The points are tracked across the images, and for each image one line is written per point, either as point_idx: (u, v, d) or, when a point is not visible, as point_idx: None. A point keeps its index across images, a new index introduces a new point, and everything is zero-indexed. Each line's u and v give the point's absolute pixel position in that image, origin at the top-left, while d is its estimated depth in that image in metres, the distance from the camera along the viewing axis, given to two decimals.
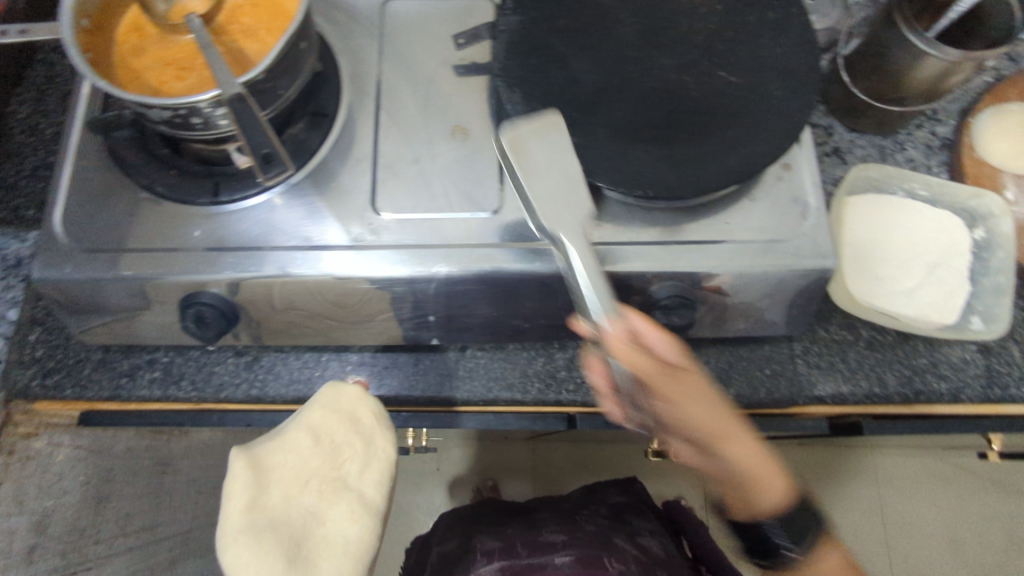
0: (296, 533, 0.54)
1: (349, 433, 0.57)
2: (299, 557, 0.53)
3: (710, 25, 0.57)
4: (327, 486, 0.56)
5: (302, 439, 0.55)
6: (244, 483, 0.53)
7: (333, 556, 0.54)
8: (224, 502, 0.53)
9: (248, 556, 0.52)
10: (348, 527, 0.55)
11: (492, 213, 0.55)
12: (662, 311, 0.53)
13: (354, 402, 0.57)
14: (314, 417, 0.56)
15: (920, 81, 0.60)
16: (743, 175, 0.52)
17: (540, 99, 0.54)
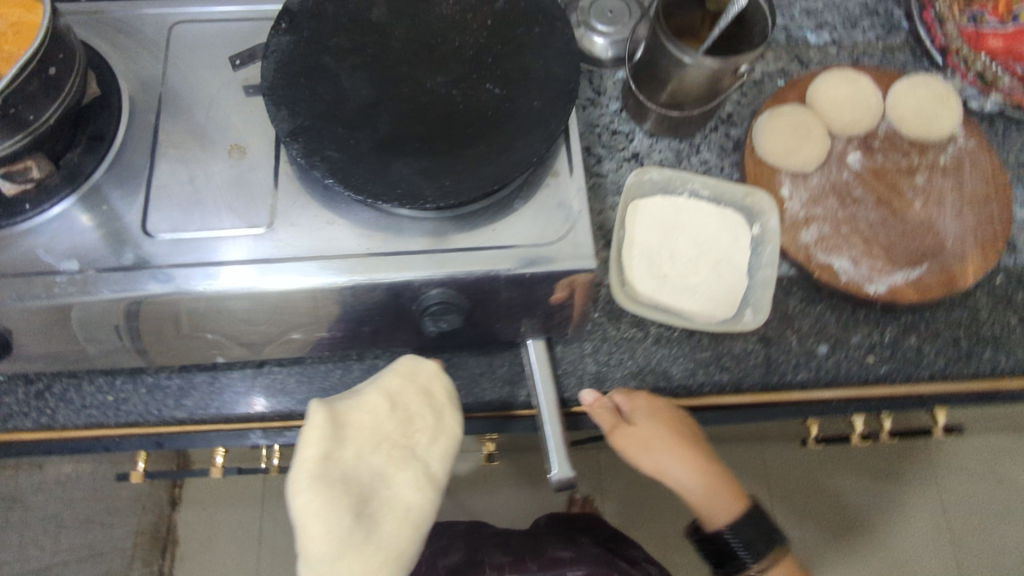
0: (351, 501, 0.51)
1: (422, 405, 0.57)
2: (365, 513, 0.51)
3: (481, 38, 0.58)
4: (396, 451, 0.54)
5: (378, 402, 0.55)
6: (319, 433, 0.52)
7: (399, 523, 0.52)
8: (298, 450, 0.51)
9: (317, 502, 0.49)
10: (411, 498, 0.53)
11: (264, 229, 0.56)
12: (432, 317, 0.56)
13: (429, 377, 0.59)
14: (379, 395, 0.55)
15: (694, 87, 0.63)
16: (497, 183, 0.53)
17: (307, 117, 0.54)
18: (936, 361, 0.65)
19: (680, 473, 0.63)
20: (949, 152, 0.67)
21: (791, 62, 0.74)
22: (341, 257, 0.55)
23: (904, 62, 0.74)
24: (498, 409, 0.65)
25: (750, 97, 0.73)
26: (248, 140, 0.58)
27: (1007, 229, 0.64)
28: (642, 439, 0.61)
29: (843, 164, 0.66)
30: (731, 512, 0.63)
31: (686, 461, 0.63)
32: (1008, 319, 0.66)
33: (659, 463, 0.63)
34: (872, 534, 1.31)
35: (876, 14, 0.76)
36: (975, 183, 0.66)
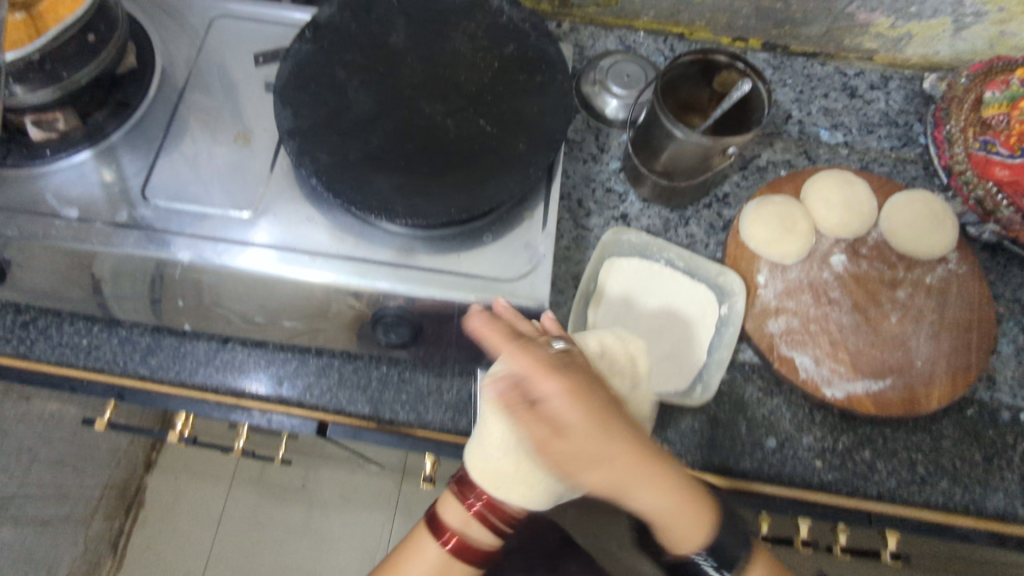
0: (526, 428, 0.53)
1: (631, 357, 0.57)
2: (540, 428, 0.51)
3: (485, 78, 0.62)
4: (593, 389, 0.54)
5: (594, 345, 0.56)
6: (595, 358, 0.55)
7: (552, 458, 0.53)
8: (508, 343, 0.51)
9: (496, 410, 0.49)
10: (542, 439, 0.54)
11: (249, 213, 0.59)
12: (381, 326, 0.59)
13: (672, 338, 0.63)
14: (606, 338, 0.57)
15: (685, 161, 0.65)
16: (465, 211, 0.56)
17: (308, 119, 0.58)
18: (888, 481, 0.62)
19: (683, 531, 0.47)
20: (937, 273, 0.66)
21: (798, 155, 0.75)
22: (311, 252, 0.58)
23: (915, 175, 0.75)
24: (437, 433, 0.65)
25: (751, 182, 0.74)
26: (256, 133, 0.63)
27: (984, 362, 0.62)
28: (573, 452, 0.44)
29: (825, 264, 0.66)
30: (703, 531, 0.48)
31: (609, 427, 0.45)
32: (971, 455, 0.63)
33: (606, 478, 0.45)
34: None
35: (895, 125, 0.77)
36: (957, 309, 0.64)
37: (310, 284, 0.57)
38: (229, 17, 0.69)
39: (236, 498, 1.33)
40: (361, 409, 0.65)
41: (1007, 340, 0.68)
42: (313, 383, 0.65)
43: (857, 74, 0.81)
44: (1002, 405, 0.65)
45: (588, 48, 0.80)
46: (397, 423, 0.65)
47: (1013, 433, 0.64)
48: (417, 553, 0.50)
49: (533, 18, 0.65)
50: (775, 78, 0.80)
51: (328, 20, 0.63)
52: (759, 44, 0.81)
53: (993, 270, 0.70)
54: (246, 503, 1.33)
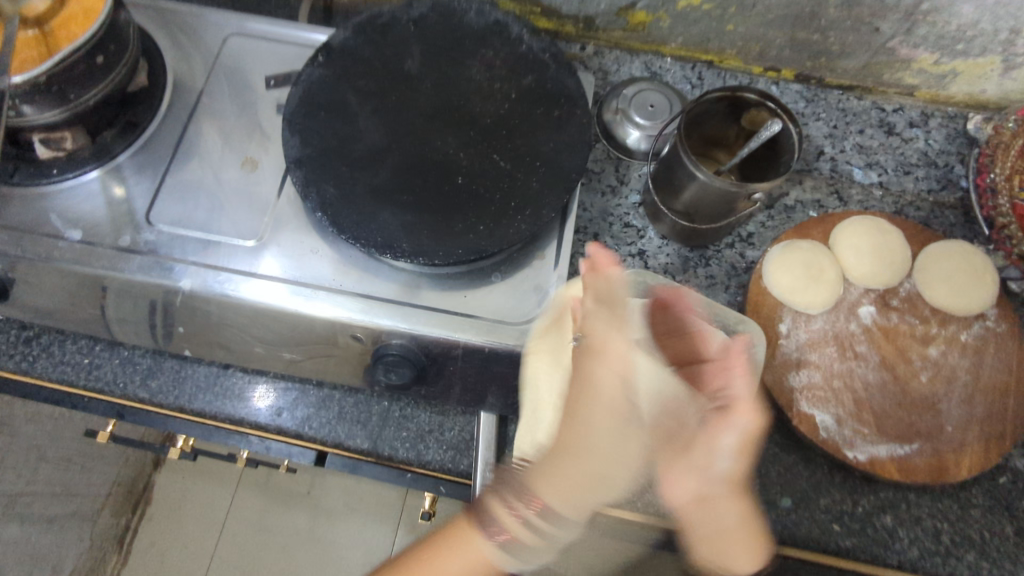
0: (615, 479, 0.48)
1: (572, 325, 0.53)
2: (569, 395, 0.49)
3: (502, 110, 0.60)
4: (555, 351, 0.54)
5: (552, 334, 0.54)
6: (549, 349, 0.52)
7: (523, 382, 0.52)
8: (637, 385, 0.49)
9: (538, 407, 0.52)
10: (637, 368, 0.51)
11: (254, 242, 0.58)
12: (382, 366, 0.54)
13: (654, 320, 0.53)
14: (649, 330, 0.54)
15: (708, 203, 0.62)
16: (472, 252, 0.53)
17: (317, 147, 0.57)
18: (909, 550, 0.58)
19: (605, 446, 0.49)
20: (973, 331, 0.61)
21: (829, 195, 0.72)
22: (313, 285, 0.56)
23: (953, 221, 0.71)
24: (437, 472, 0.63)
25: (777, 222, 0.71)
26: (264, 159, 0.62)
27: (1020, 430, 0.58)
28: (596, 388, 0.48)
29: (852, 315, 0.62)
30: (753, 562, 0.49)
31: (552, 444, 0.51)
32: (1002, 528, 0.59)
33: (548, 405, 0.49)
34: None
35: (934, 166, 0.74)
36: (994, 372, 0.60)
37: (310, 319, 0.55)
38: (242, 35, 0.68)
39: (242, 501, 1.31)
40: (359, 444, 0.63)
41: None
42: (313, 415, 0.64)
43: (895, 110, 0.77)
44: None
45: (612, 74, 0.77)
46: (396, 461, 0.63)
47: None
48: (446, 563, 0.47)
49: (553, 48, 0.63)
50: (807, 111, 0.76)
51: (343, 45, 0.62)
52: (793, 75, 0.78)
53: None
54: (251, 506, 1.31)
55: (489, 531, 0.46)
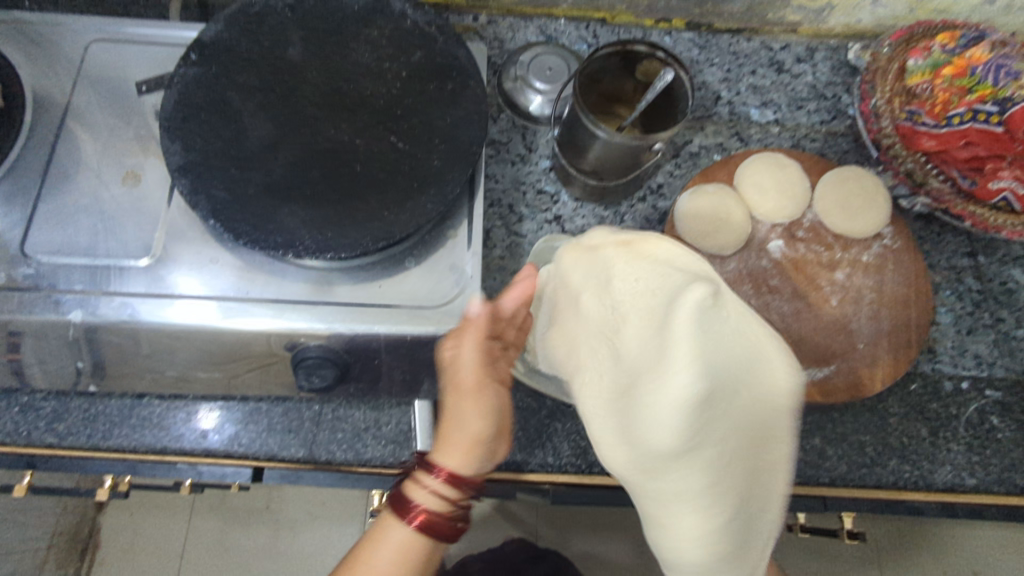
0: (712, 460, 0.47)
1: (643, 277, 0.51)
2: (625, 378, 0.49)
3: (394, 90, 0.58)
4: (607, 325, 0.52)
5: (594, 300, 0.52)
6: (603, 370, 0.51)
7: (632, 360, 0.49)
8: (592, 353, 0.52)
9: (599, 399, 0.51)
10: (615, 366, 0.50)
11: (147, 261, 0.54)
12: (302, 370, 0.53)
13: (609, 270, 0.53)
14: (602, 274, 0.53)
15: (613, 160, 0.62)
16: (379, 240, 0.52)
17: (200, 152, 0.53)
18: (838, 466, 0.61)
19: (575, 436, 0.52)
20: (873, 251, 0.65)
21: (730, 137, 0.74)
22: (216, 297, 0.53)
23: (846, 149, 0.74)
24: (378, 468, 0.62)
25: (684, 169, 0.72)
26: (147, 171, 0.59)
27: (923, 337, 0.62)
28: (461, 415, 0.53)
29: (763, 251, 0.64)
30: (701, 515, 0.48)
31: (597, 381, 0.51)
32: (918, 430, 0.63)
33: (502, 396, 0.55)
34: (921, 553, 1.15)
35: (823, 98, 0.76)
36: (895, 286, 0.63)
37: (217, 333, 0.52)
38: (107, 40, 0.63)
39: (198, 528, 1.23)
40: (295, 453, 0.61)
41: (945, 309, 0.67)
42: (242, 431, 0.61)
43: (783, 48, 0.79)
44: (944, 376, 0.65)
45: (508, 41, 0.76)
46: (336, 464, 0.61)
47: (956, 404, 0.64)
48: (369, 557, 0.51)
49: (438, 20, 0.61)
50: (702, 58, 0.77)
51: (216, 39, 0.58)
52: (684, 24, 0.78)
53: (927, 239, 0.70)
54: (208, 533, 1.23)
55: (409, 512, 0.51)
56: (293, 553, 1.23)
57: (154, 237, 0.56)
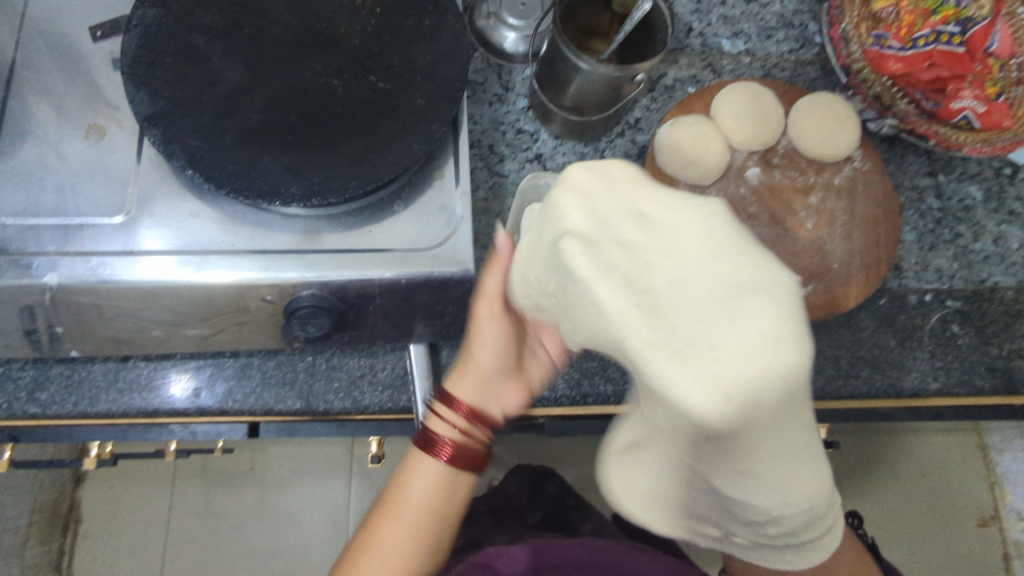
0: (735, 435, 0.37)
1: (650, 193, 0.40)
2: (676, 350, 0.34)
3: (370, 28, 0.56)
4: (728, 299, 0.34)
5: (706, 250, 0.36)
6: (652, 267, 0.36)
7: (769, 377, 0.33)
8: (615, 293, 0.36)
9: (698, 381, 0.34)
10: (641, 240, 0.37)
11: (122, 218, 0.52)
12: (298, 321, 0.52)
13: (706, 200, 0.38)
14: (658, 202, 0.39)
15: (594, 93, 0.62)
16: (367, 182, 0.51)
17: (171, 100, 0.51)
18: (816, 380, 0.65)
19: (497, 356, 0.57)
20: (844, 174, 0.67)
21: (703, 69, 0.74)
22: (200, 252, 0.52)
23: (814, 76, 0.75)
24: (377, 414, 0.62)
25: (660, 103, 0.72)
26: (110, 122, 0.55)
27: (891, 254, 0.65)
28: (503, 328, 0.57)
29: (741, 179, 0.66)
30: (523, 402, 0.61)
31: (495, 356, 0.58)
32: (887, 341, 0.67)
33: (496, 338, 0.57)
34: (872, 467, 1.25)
35: (792, 26, 0.76)
36: (865, 207, 0.66)
37: (187, 287, 0.51)
38: None
39: (184, 493, 1.23)
40: (291, 406, 0.61)
41: (910, 227, 0.70)
42: (234, 387, 0.61)
43: None
44: (910, 290, 0.68)
45: None
46: (333, 413, 0.62)
47: (920, 315, 0.68)
48: (408, 490, 0.57)
49: None
50: None
51: None
52: None
53: (892, 160, 0.72)
54: (194, 498, 1.23)
55: (439, 446, 0.57)
56: (284, 510, 1.24)
57: (126, 191, 0.53)
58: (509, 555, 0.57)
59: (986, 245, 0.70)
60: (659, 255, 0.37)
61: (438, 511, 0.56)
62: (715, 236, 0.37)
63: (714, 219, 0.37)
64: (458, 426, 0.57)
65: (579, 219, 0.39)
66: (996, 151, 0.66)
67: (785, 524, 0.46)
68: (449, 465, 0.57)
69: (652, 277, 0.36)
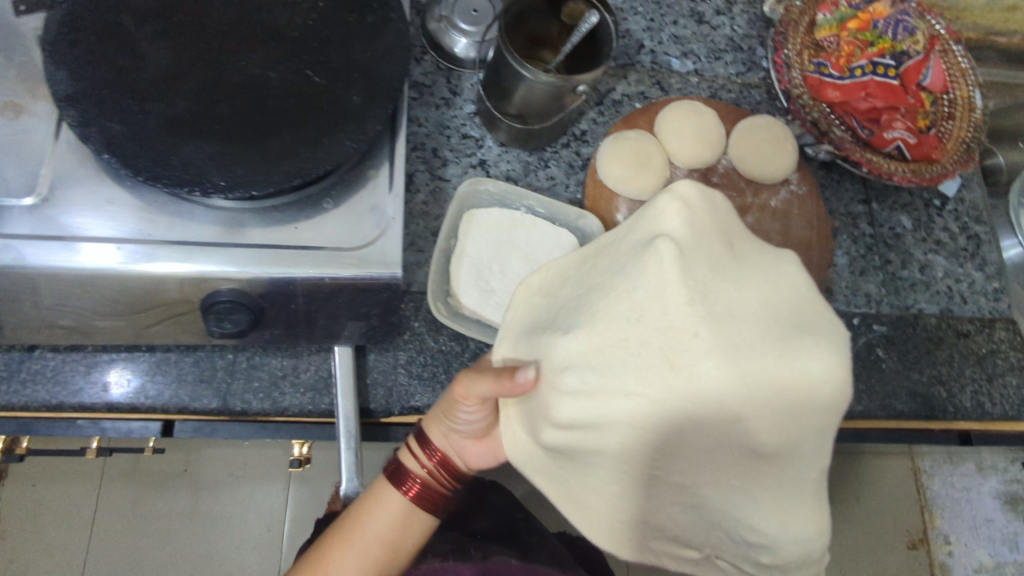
0: (709, 447, 0.40)
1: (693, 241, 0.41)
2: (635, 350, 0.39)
3: (309, 21, 0.54)
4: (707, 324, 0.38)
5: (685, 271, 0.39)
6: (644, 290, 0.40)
7: (765, 384, 0.38)
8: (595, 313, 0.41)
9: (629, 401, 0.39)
10: (715, 258, 0.40)
11: (31, 200, 0.49)
12: (213, 316, 0.51)
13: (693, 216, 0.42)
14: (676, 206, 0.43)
15: (538, 102, 0.62)
16: (294, 177, 0.49)
17: (91, 81, 0.49)
18: None
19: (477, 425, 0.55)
20: (780, 196, 0.68)
21: (651, 86, 0.75)
22: (113, 239, 0.49)
23: (759, 100, 0.77)
24: (299, 416, 0.61)
25: (607, 117, 0.73)
26: (28, 99, 0.53)
27: (821, 276, 0.67)
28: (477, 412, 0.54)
29: None
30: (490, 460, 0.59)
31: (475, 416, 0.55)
32: None
33: (474, 415, 0.54)
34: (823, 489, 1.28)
35: (740, 50, 0.78)
36: (799, 230, 0.68)
37: (107, 276, 0.49)
38: None
39: (111, 496, 1.17)
40: (207, 404, 0.59)
41: (842, 252, 0.72)
42: (149, 383, 0.58)
43: None
44: (838, 313, 0.70)
45: None
46: (252, 413, 0.60)
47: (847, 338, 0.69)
48: (368, 525, 0.55)
49: None
50: (626, 5, 0.77)
51: None
52: None
53: (828, 186, 0.74)
54: (120, 498, 1.18)
55: (408, 482, 0.57)
56: (215, 514, 1.19)
57: (38, 172, 0.51)
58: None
59: (913, 273, 0.73)
60: (733, 281, 0.40)
61: (391, 553, 0.56)
62: (740, 258, 0.42)
63: (782, 265, 0.43)
64: (427, 467, 0.58)
65: (676, 226, 0.41)
66: (924, 182, 0.67)
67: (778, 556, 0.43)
68: (412, 504, 0.57)
69: (749, 304, 0.39)
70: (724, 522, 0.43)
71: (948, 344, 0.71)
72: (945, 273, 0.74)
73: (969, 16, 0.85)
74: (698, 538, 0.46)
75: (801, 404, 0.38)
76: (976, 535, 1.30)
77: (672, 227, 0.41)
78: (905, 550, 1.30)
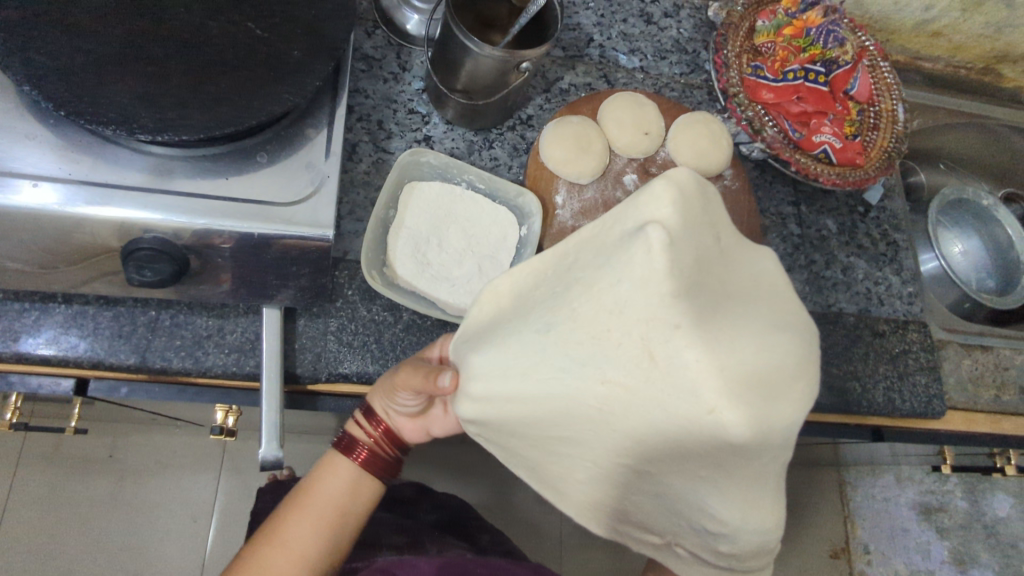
0: (675, 456, 0.38)
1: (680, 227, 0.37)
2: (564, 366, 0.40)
3: None
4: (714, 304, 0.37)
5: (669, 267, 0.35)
6: (617, 282, 0.38)
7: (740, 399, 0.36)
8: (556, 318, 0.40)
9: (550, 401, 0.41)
10: (696, 259, 0.37)
11: None
12: (133, 263, 0.48)
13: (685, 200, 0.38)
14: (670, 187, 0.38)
15: (483, 78, 0.63)
16: (226, 125, 0.49)
17: (17, 11, 0.47)
18: None
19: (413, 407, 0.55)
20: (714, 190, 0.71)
21: (599, 79, 0.77)
22: (29, 175, 0.47)
23: (700, 100, 0.80)
24: (220, 378, 0.59)
25: (554, 104, 0.74)
26: None
27: None
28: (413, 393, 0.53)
29: (618, 183, 0.68)
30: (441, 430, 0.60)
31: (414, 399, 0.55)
32: None
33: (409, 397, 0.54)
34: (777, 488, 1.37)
35: (684, 52, 0.81)
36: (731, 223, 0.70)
37: (20, 213, 0.47)
38: None
39: (23, 477, 1.11)
40: (124, 360, 0.57)
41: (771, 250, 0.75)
42: (62, 335, 0.56)
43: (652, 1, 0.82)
44: None
45: None
46: (172, 372, 0.58)
47: None
48: (321, 487, 0.55)
49: None
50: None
51: None
52: None
53: (761, 186, 0.77)
54: (33, 480, 1.11)
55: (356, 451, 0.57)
56: (137, 500, 1.14)
57: None
58: (413, 566, 0.58)
59: (836, 273, 0.76)
60: (708, 310, 0.37)
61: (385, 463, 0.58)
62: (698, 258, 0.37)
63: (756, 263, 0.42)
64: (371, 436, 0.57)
65: (668, 212, 0.37)
66: (848, 184, 0.71)
67: (735, 552, 0.43)
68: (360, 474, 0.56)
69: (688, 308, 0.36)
70: (686, 508, 0.42)
71: (865, 342, 0.74)
72: (865, 275, 0.78)
73: (897, 40, 0.91)
74: (664, 525, 0.46)
75: (770, 406, 0.37)
76: (892, 544, 1.36)
77: (665, 215, 0.37)
78: (827, 557, 1.39)
